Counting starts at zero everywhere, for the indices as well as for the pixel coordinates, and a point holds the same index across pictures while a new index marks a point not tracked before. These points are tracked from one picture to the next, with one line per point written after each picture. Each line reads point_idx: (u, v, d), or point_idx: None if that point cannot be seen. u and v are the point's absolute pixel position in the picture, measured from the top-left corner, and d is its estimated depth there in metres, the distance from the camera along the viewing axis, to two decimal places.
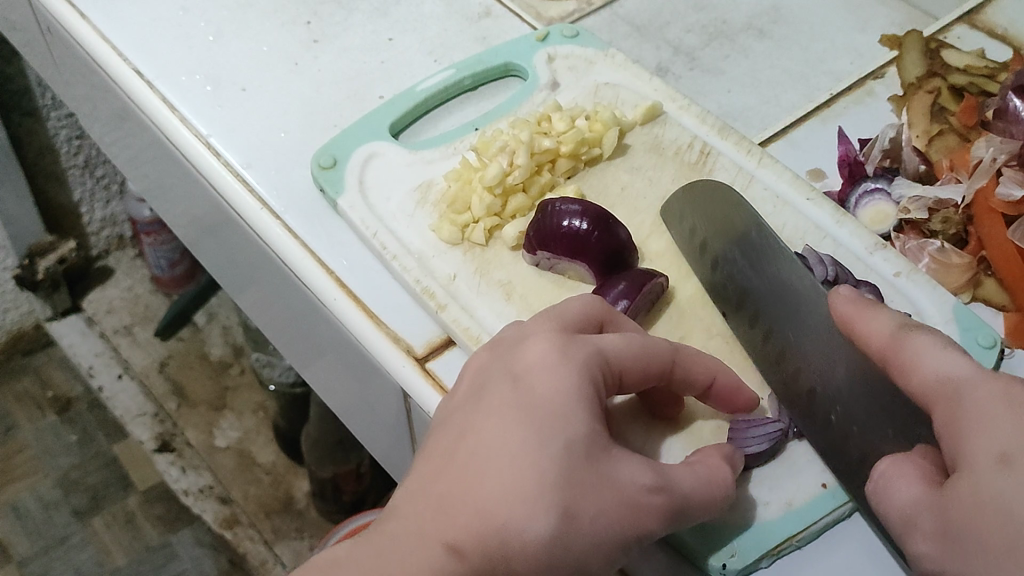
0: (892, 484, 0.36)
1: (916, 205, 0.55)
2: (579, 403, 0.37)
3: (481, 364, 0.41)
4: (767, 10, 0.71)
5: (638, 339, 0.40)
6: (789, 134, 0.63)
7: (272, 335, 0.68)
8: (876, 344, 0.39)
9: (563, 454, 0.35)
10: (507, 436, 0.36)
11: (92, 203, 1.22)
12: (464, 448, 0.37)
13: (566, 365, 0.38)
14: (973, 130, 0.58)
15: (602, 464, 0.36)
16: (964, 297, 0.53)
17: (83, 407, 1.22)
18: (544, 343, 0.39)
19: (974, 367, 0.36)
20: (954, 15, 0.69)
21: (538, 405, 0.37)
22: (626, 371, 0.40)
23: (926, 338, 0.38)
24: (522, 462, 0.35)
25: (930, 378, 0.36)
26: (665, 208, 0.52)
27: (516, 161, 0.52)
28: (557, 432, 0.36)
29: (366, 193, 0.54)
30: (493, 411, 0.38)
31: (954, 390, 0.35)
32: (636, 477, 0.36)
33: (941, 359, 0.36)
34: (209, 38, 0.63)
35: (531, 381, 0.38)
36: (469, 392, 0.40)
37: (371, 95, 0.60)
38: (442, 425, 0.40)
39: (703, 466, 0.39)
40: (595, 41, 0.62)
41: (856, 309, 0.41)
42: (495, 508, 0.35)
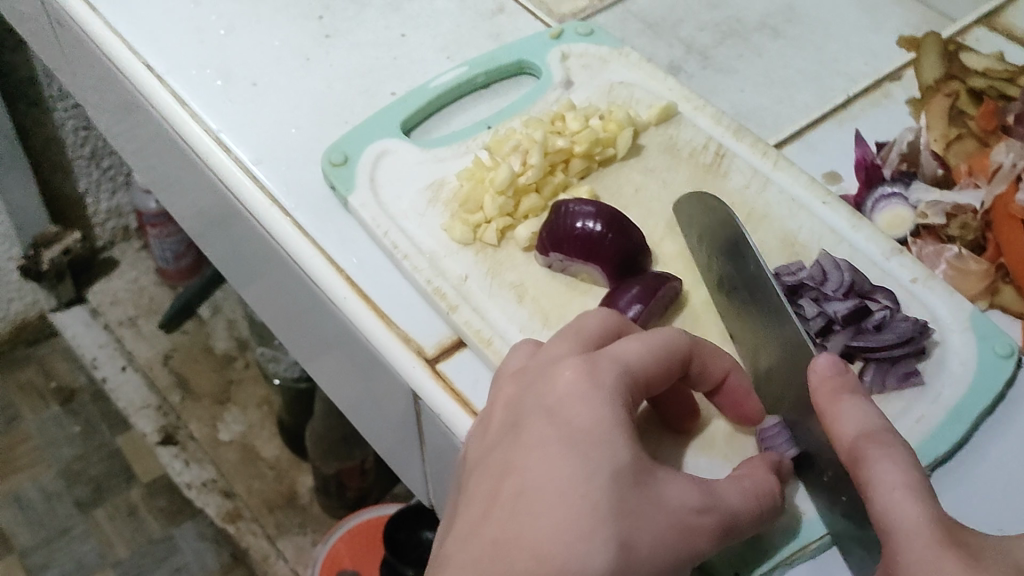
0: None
1: (934, 210, 0.54)
2: (617, 430, 0.36)
3: (511, 398, 0.40)
4: (783, 9, 0.70)
5: (657, 342, 0.39)
6: (804, 135, 0.62)
7: (279, 330, 0.68)
8: (843, 446, 0.37)
9: (610, 482, 0.34)
10: (550, 467, 0.35)
11: (98, 193, 1.21)
12: (509, 488, 0.36)
13: (598, 391, 0.37)
14: (993, 134, 0.58)
15: (647, 488, 0.35)
16: (981, 304, 0.52)
17: (87, 399, 1.22)
18: (571, 369, 0.38)
19: (925, 517, 0.33)
20: (972, 17, 0.69)
21: (577, 436, 0.36)
22: (649, 379, 0.39)
23: (888, 461, 0.35)
24: (571, 496, 0.34)
25: (885, 514, 0.34)
26: (676, 205, 0.52)
27: (530, 161, 0.52)
28: (599, 460, 0.35)
29: (377, 190, 0.53)
30: (532, 445, 0.37)
31: (897, 542, 0.34)
32: (683, 497, 0.36)
33: (897, 499, 0.34)
34: (220, 32, 0.63)
35: (566, 411, 0.37)
36: (503, 428, 0.39)
37: (383, 91, 0.60)
38: (480, 466, 0.38)
39: (749, 479, 0.39)
40: (610, 40, 0.61)
41: (825, 400, 0.39)
42: (551, 547, 0.33)
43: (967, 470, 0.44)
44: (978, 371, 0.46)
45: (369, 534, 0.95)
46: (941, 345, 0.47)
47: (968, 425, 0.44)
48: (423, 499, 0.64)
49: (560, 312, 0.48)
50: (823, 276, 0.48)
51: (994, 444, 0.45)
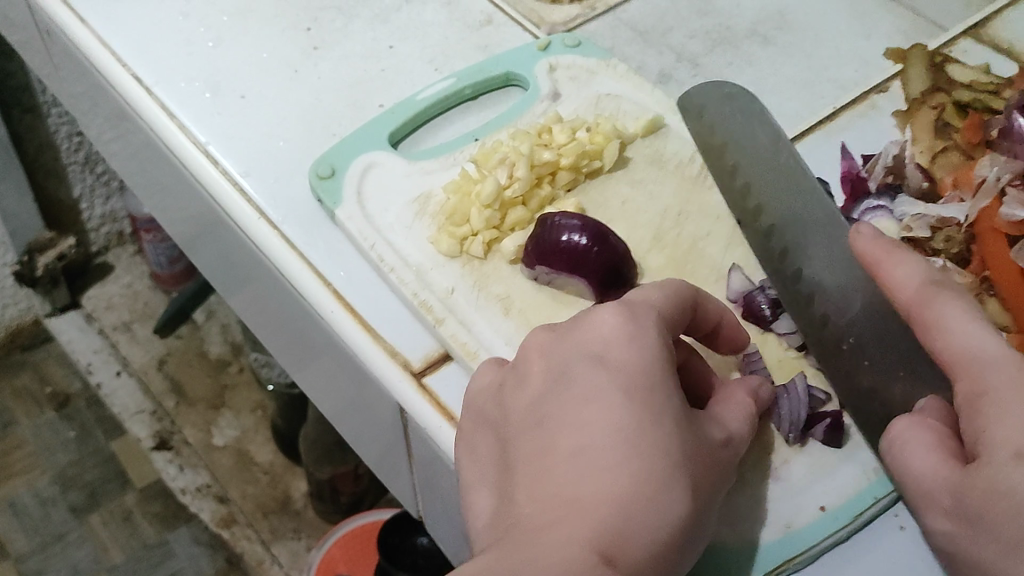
0: (906, 451, 0.39)
1: (919, 223, 0.54)
2: (665, 376, 0.39)
3: (546, 350, 0.42)
4: (771, 18, 0.70)
5: (681, 290, 0.43)
6: (792, 147, 0.62)
7: (268, 339, 0.68)
8: (904, 295, 0.41)
9: (672, 425, 0.38)
10: (611, 414, 0.37)
11: (93, 199, 1.22)
12: (571, 440, 0.38)
13: (644, 338, 0.40)
14: (978, 148, 0.58)
15: (694, 429, 0.39)
16: None
17: (81, 404, 1.21)
18: (611, 318, 0.41)
19: (1001, 347, 0.38)
20: (960, 26, 0.69)
21: (632, 381, 0.38)
22: (675, 325, 0.42)
23: (956, 305, 0.39)
24: (647, 443, 0.37)
25: (955, 347, 0.39)
26: (685, 103, 0.57)
27: (516, 174, 0.52)
28: (660, 411, 0.38)
29: (365, 203, 0.53)
30: (588, 396, 0.39)
31: (975, 367, 0.38)
32: (715, 433, 0.40)
33: (971, 330, 0.39)
34: (209, 44, 0.63)
35: (614, 359, 0.39)
36: (546, 378, 0.41)
37: (371, 103, 0.60)
38: (525, 419, 0.40)
39: (730, 398, 0.42)
40: (596, 52, 0.62)
41: (882, 257, 0.42)
42: (632, 492, 0.36)
43: None
44: None
45: (363, 537, 0.94)
46: None
47: None
48: (411, 509, 0.65)
49: None
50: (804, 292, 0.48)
51: None
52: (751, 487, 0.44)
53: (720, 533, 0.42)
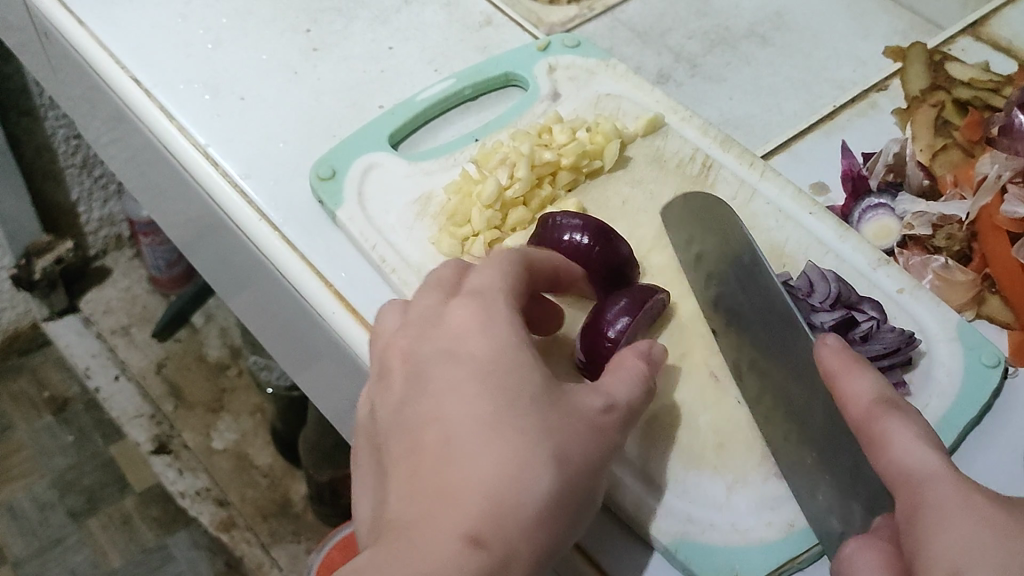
0: (855, 574, 0.35)
1: (920, 221, 0.54)
2: (517, 352, 0.38)
3: (404, 352, 0.40)
4: (770, 18, 0.70)
5: (515, 271, 0.41)
6: (792, 145, 0.62)
7: (268, 342, 0.68)
8: (856, 412, 0.38)
9: (532, 405, 0.36)
10: (471, 406, 0.36)
11: (90, 203, 1.22)
12: (436, 437, 0.36)
13: (486, 322, 0.39)
14: (978, 145, 0.58)
15: (561, 398, 0.37)
16: (969, 314, 0.52)
17: (79, 408, 1.21)
18: (460, 309, 0.40)
19: (943, 465, 0.34)
20: (958, 26, 0.69)
21: (486, 369, 0.37)
22: (517, 291, 0.41)
23: (902, 422, 0.36)
24: (492, 423, 0.35)
25: (898, 466, 0.35)
26: (669, 204, 0.52)
27: (516, 174, 0.52)
28: (515, 385, 0.36)
29: (365, 204, 0.53)
30: (440, 389, 0.37)
31: (913, 488, 0.34)
32: (590, 403, 0.37)
33: (915, 449, 0.34)
34: (208, 46, 0.63)
35: (463, 347, 0.38)
36: (407, 381, 0.38)
37: (371, 105, 0.60)
38: (397, 425, 0.37)
39: (620, 368, 0.40)
40: (596, 52, 0.62)
41: (838, 366, 0.39)
42: (499, 483, 0.34)
43: None
44: (965, 379, 0.46)
45: None
46: (927, 356, 0.47)
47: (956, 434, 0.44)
48: None
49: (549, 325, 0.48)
50: (810, 286, 0.48)
51: (980, 453, 0.45)
52: (754, 486, 0.44)
53: (722, 533, 0.42)
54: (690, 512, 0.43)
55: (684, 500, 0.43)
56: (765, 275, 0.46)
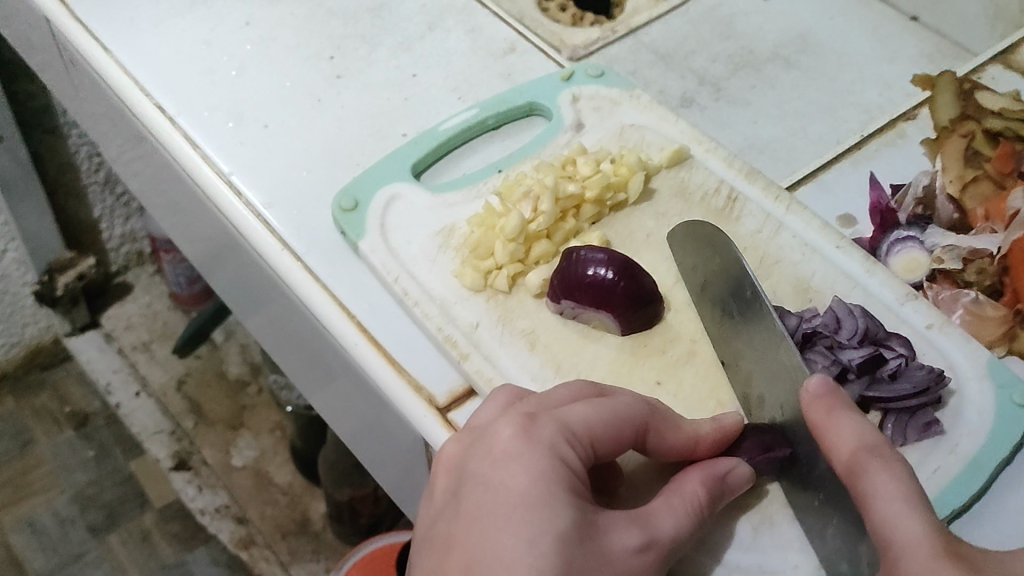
0: None
1: (950, 255, 0.54)
2: (557, 488, 0.36)
3: (455, 463, 0.40)
4: (797, 41, 0.70)
5: (608, 408, 0.39)
6: (820, 175, 0.61)
7: (287, 365, 0.67)
8: (840, 463, 0.38)
9: (556, 544, 0.34)
10: (496, 537, 0.35)
11: (112, 219, 1.22)
12: (456, 564, 0.36)
13: (533, 449, 0.37)
14: (1009, 177, 0.57)
15: (592, 540, 0.35)
16: (1000, 350, 0.50)
17: (101, 423, 1.22)
18: (509, 428, 0.38)
19: (926, 534, 0.34)
20: (988, 53, 0.68)
21: (516, 500, 0.36)
22: (599, 437, 0.39)
23: (887, 478, 0.36)
24: (510, 566, 0.34)
25: (883, 532, 0.35)
26: (670, 233, 0.52)
27: (541, 208, 0.51)
28: (545, 522, 0.35)
29: (387, 236, 0.53)
30: (470, 517, 0.37)
31: (897, 559, 0.35)
32: (623, 542, 0.36)
33: (898, 513, 0.35)
34: (231, 73, 0.63)
35: (501, 475, 0.37)
36: (451, 498, 0.39)
37: (394, 133, 0.60)
38: (430, 542, 0.38)
39: (677, 495, 0.39)
40: (620, 82, 0.61)
41: (819, 416, 0.39)
42: None
43: (985, 525, 0.43)
44: (995, 420, 0.45)
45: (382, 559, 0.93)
46: (958, 395, 0.46)
47: (986, 475, 0.44)
48: None
49: (573, 361, 0.48)
50: (837, 323, 0.48)
51: (1012, 495, 0.44)
52: (780, 527, 0.43)
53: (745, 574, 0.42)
54: (718, 554, 0.42)
55: (709, 540, 0.42)
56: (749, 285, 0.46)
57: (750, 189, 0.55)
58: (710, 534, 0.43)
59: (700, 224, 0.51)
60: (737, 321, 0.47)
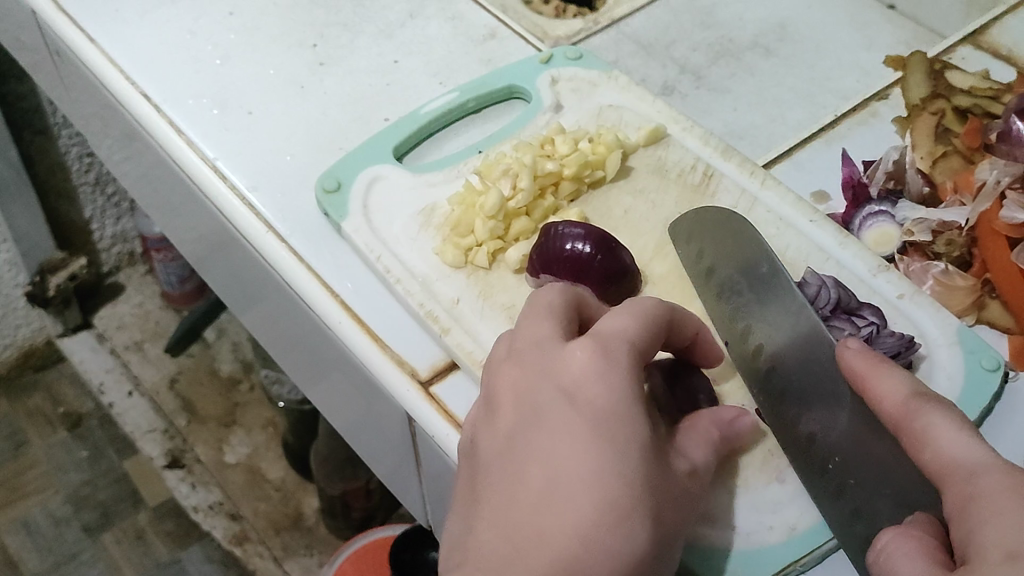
0: (891, 556, 0.36)
1: (920, 228, 0.55)
2: (636, 408, 0.38)
3: (519, 381, 0.41)
4: (774, 29, 0.71)
5: (645, 317, 0.41)
6: (793, 155, 0.63)
7: (278, 354, 0.68)
8: (891, 409, 0.39)
9: (639, 462, 0.37)
10: (579, 452, 0.37)
11: (103, 219, 1.23)
12: (538, 475, 0.37)
13: (613, 371, 0.39)
14: (978, 152, 0.58)
15: (661, 463, 0.38)
16: (969, 319, 0.52)
17: (94, 423, 1.22)
18: (583, 351, 0.40)
19: (990, 456, 0.35)
20: (959, 35, 0.69)
21: (599, 418, 0.38)
22: (647, 350, 0.41)
23: (942, 413, 0.37)
24: (597, 478, 0.36)
25: (946, 456, 0.36)
26: (675, 226, 0.53)
27: (519, 185, 0.52)
28: (628, 442, 0.37)
29: (370, 216, 0.54)
30: (550, 430, 0.38)
31: (967, 476, 0.35)
32: (680, 465, 0.40)
33: (958, 439, 0.36)
34: (216, 62, 0.64)
35: (584, 392, 0.39)
36: (518, 412, 0.40)
37: (376, 117, 0.61)
38: (496, 456, 0.39)
39: (691, 429, 0.42)
40: (598, 64, 0.62)
41: (866, 369, 0.41)
42: (594, 532, 0.35)
43: None
44: (964, 385, 0.46)
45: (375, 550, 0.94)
46: (927, 360, 0.48)
47: None
48: (420, 519, 0.66)
49: None
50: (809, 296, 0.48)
51: None
52: (755, 492, 0.44)
53: (721, 535, 0.43)
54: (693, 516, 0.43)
55: None
56: (770, 261, 0.47)
57: (726, 167, 0.56)
58: None
59: (716, 212, 0.52)
60: (748, 302, 0.48)
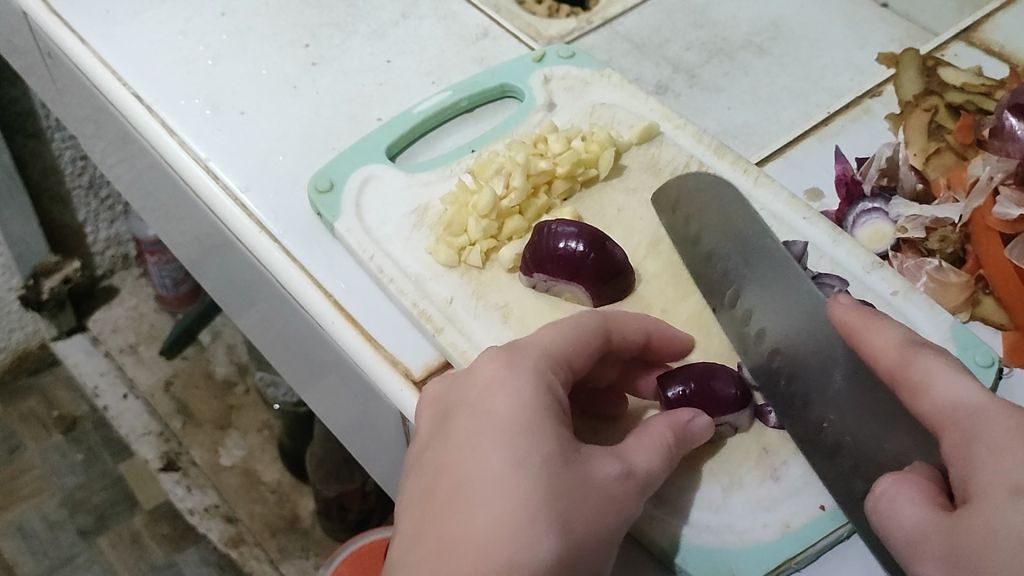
0: (892, 501, 0.37)
1: (914, 224, 0.55)
2: (542, 411, 0.38)
3: (439, 399, 0.41)
4: (767, 27, 0.71)
5: (576, 328, 0.42)
6: (787, 152, 0.62)
7: (273, 355, 0.68)
8: (886, 360, 0.40)
9: (543, 465, 0.36)
10: (485, 461, 0.37)
11: (97, 222, 1.23)
12: (447, 487, 0.37)
13: (519, 376, 0.39)
14: (970, 148, 0.58)
15: (576, 464, 0.37)
16: (963, 316, 0.52)
17: (88, 426, 1.22)
18: (492, 361, 0.40)
19: (987, 396, 0.37)
20: (952, 31, 0.70)
21: (503, 423, 0.37)
22: (570, 358, 0.41)
23: (937, 359, 0.38)
24: (500, 482, 0.36)
25: (945, 400, 0.37)
26: (663, 210, 0.53)
27: (512, 184, 0.52)
28: (532, 444, 0.36)
29: (363, 216, 0.54)
30: (459, 441, 0.38)
31: (968, 417, 0.36)
32: (607, 469, 0.37)
33: (955, 382, 0.37)
34: (208, 63, 0.64)
35: (489, 400, 0.39)
36: (435, 429, 0.40)
37: (369, 117, 0.61)
38: (416, 473, 0.39)
39: (645, 434, 0.40)
40: (591, 62, 0.62)
41: (861, 322, 0.41)
42: (494, 538, 0.34)
43: None
44: None
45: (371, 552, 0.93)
46: None
47: None
48: None
49: None
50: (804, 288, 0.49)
51: None
52: (750, 490, 0.44)
53: (716, 533, 0.43)
54: (689, 515, 0.43)
55: (679, 501, 0.43)
56: (772, 243, 0.48)
57: (719, 165, 0.56)
58: (683, 497, 0.43)
59: (717, 194, 0.52)
60: (748, 283, 0.48)
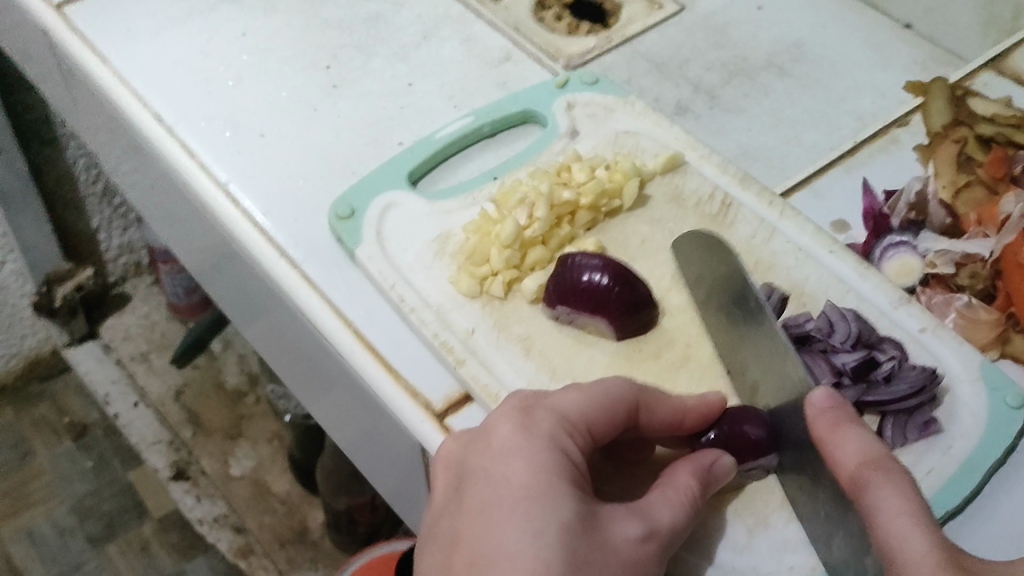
0: None
1: (943, 260, 0.55)
2: (558, 478, 0.37)
3: (453, 460, 0.40)
4: (790, 48, 0.70)
5: (595, 389, 0.40)
6: (813, 181, 0.62)
7: (283, 370, 0.68)
8: (850, 479, 0.38)
9: (559, 536, 0.35)
10: (500, 534, 0.36)
11: (110, 230, 1.23)
12: (462, 561, 0.36)
13: (533, 443, 0.38)
14: (1001, 182, 0.58)
15: (594, 531, 0.36)
16: (992, 354, 0.51)
17: (99, 433, 1.23)
18: (507, 424, 0.39)
19: (931, 547, 0.35)
20: (982, 59, 0.69)
21: (518, 492, 0.37)
22: (593, 424, 0.40)
23: (892, 490, 0.37)
24: (516, 558, 0.35)
25: (892, 539, 0.36)
26: (674, 248, 0.53)
27: (535, 214, 0.51)
28: (548, 513, 0.36)
29: (383, 243, 0.53)
30: (474, 511, 0.37)
31: (907, 567, 0.35)
32: (626, 531, 0.37)
33: (902, 523, 0.36)
34: (228, 82, 0.63)
35: (502, 468, 0.38)
36: (450, 495, 0.39)
37: (391, 141, 0.60)
38: (433, 542, 0.38)
39: (670, 487, 0.39)
40: (615, 89, 0.62)
41: (825, 429, 0.40)
42: None
43: (978, 527, 0.43)
44: (987, 420, 0.45)
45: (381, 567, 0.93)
46: (950, 396, 0.47)
47: (980, 477, 0.44)
48: None
49: (568, 367, 0.48)
50: (830, 327, 0.48)
51: (1006, 496, 0.44)
52: (776, 532, 0.43)
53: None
54: (709, 554, 0.43)
55: (700, 541, 0.43)
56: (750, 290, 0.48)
57: (744, 197, 0.55)
58: (705, 538, 0.43)
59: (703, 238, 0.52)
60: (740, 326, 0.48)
